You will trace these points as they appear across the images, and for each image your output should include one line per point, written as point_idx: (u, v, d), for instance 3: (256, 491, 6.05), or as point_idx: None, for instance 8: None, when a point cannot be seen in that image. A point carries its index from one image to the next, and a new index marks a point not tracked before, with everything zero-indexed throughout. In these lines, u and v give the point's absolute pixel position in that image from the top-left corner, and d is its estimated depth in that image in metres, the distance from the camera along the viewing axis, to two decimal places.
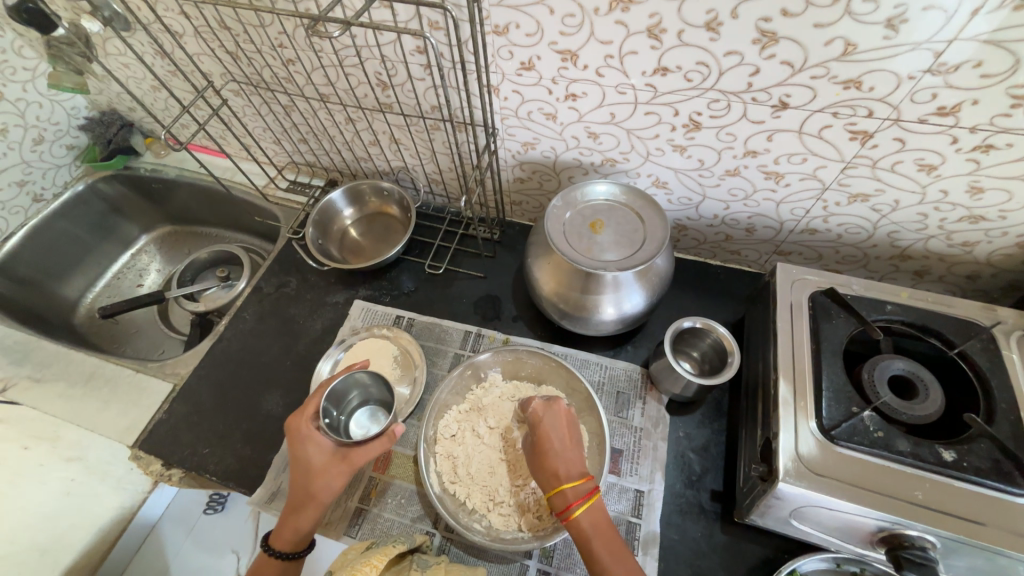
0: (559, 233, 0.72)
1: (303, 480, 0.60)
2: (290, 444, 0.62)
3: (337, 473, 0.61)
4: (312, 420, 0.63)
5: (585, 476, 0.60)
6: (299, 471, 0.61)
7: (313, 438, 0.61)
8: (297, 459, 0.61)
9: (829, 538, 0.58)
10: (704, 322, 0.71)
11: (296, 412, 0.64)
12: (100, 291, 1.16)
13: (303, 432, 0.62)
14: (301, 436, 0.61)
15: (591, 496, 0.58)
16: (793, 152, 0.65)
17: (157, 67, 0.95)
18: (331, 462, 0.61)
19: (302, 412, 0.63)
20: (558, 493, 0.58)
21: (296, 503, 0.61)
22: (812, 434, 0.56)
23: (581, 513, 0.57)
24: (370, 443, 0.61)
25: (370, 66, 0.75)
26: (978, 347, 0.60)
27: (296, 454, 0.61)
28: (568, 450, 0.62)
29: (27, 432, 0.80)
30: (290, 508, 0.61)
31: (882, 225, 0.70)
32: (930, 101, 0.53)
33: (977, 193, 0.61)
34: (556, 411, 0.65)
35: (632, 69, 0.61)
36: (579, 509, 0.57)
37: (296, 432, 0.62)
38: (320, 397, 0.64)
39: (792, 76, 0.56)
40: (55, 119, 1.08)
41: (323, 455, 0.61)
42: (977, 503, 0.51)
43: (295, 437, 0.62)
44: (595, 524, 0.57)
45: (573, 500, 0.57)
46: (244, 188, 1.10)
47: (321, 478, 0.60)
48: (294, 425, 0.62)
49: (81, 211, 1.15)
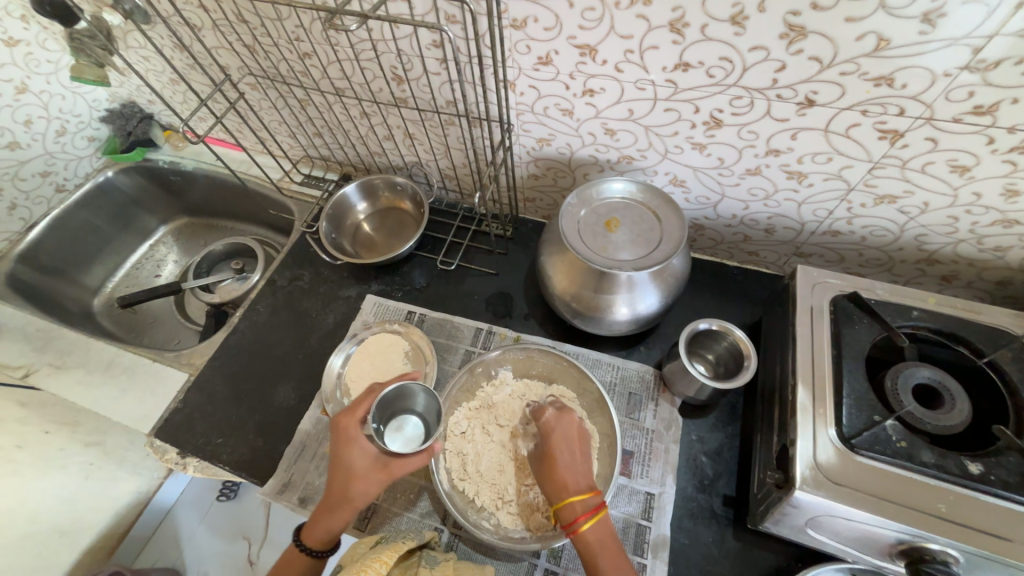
0: (573, 231, 0.71)
1: (342, 482, 0.60)
2: (335, 442, 0.61)
3: (378, 481, 0.60)
4: (361, 423, 0.62)
5: (593, 489, 0.60)
6: (339, 471, 0.60)
7: (360, 441, 0.60)
8: (340, 459, 0.61)
9: (845, 548, 0.57)
10: (720, 324, 0.70)
11: (344, 411, 0.63)
12: (120, 281, 1.19)
13: (351, 432, 0.61)
14: (348, 437, 0.61)
15: (598, 511, 0.58)
16: (817, 152, 0.63)
17: (176, 60, 0.96)
18: (372, 469, 0.60)
19: (352, 413, 0.63)
20: (565, 507, 0.58)
21: (331, 503, 0.60)
22: (831, 442, 0.54)
23: (587, 528, 0.57)
24: (412, 455, 0.60)
25: (386, 60, 0.75)
26: (1009, 356, 0.58)
27: (340, 453, 0.61)
28: (579, 463, 0.62)
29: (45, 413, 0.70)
30: (324, 507, 0.60)
31: (909, 228, 0.68)
32: (966, 100, 0.51)
33: (1012, 196, 0.58)
34: (567, 421, 0.65)
35: (653, 64, 0.60)
36: (586, 523, 0.57)
37: (344, 432, 0.61)
38: (370, 400, 0.63)
39: (819, 72, 0.54)
40: (77, 111, 1.10)
41: (366, 460, 0.60)
42: (1005, 518, 0.49)
43: (342, 436, 0.61)
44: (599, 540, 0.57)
45: (581, 513, 0.57)
46: (260, 182, 1.11)
47: (360, 483, 0.59)
48: (343, 424, 0.61)
49: (102, 202, 1.17)
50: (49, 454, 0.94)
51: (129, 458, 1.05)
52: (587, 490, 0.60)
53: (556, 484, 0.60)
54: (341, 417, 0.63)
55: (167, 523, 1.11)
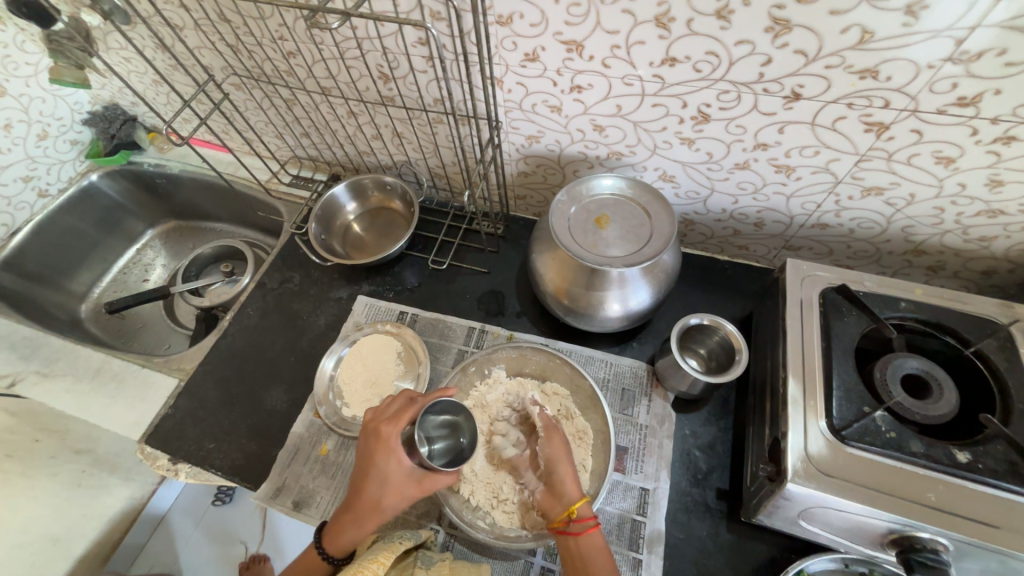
0: (564, 229, 0.70)
1: (377, 491, 0.59)
2: (372, 450, 0.59)
3: (411, 495, 0.59)
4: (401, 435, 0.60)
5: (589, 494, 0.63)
6: (374, 481, 0.59)
7: (399, 455, 0.58)
8: (376, 468, 0.59)
9: (838, 539, 0.58)
10: (711, 319, 0.70)
11: (385, 419, 0.61)
12: (107, 286, 1.17)
13: (391, 443, 0.59)
14: (388, 449, 0.59)
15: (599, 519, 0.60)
16: (805, 145, 0.63)
17: (158, 61, 0.94)
18: (406, 484, 0.59)
19: (393, 422, 0.60)
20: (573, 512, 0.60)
21: (361, 511, 0.59)
22: (822, 434, 0.55)
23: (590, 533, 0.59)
24: (446, 473, 0.59)
25: (372, 59, 0.74)
26: (995, 345, 0.58)
27: (377, 463, 0.59)
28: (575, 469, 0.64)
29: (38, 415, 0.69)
30: (354, 513, 0.60)
31: (896, 220, 0.69)
32: (949, 91, 0.51)
33: (996, 187, 0.59)
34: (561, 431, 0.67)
35: (640, 60, 0.60)
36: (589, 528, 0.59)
37: (385, 442, 0.59)
38: (412, 412, 0.61)
39: (805, 66, 0.54)
40: (58, 114, 1.08)
41: (402, 475, 0.58)
42: (993, 506, 0.49)
43: (382, 446, 0.59)
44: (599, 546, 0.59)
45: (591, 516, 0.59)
46: (248, 183, 1.10)
47: (396, 496, 0.58)
48: (385, 434, 0.59)
49: (86, 206, 1.15)
50: None
51: (121, 465, 1.03)
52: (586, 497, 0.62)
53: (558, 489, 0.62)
54: (381, 425, 0.60)
55: (159, 533, 1.07)
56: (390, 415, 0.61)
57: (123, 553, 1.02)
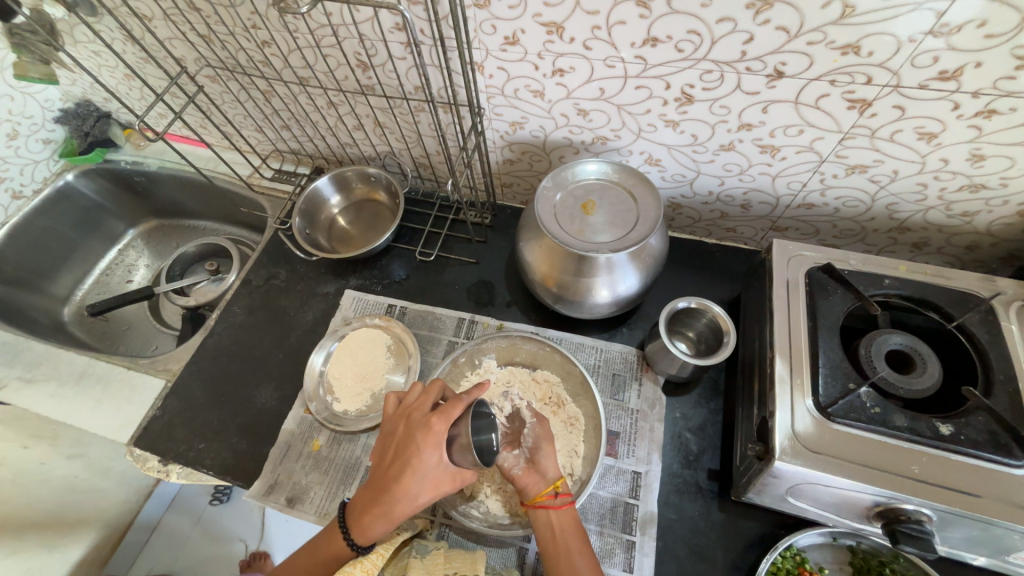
0: (551, 216, 0.70)
1: (414, 486, 0.55)
2: (417, 444, 0.55)
3: (449, 488, 0.56)
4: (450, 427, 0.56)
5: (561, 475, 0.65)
6: (415, 475, 0.55)
7: (445, 448, 0.55)
8: (418, 461, 0.55)
9: (826, 513, 0.59)
10: (699, 302, 0.70)
11: (437, 411, 0.56)
12: (90, 289, 1.15)
13: (441, 436, 0.55)
14: (435, 442, 0.55)
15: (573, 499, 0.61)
16: (789, 124, 0.62)
17: (128, 54, 0.91)
18: (444, 479, 0.56)
19: (444, 414, 0.56)
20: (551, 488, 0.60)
21: (395, 505, 0.55)
22: (809, 412, 0.55)
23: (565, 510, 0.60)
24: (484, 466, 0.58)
25: (349, 46, 0.72)
26: (977, 319, 0.59)
27: (421, 456, 0.55)
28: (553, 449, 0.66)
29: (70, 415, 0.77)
30: (386, 507, 0.55)
31: (881, 197, 0.69)
32: (931, 65, 0.51)
33: (978, 161, 0.59)
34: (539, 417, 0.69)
35: (621, 41, 0.59)
36: (565, 505, 0.60)
37: (434, 433, 0.55)
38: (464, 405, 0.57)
39: (787, 43, 0.53)
40: (28, 112, 1.04)
41: (445, 469, 0.55)
42: (975, 476, 0.50)
43: (429, 438, 0.55)
44: (572, 527, 0.59)
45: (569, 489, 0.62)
46: (228, 179, 1.07)
47: (433, 492, 0.55)
48: (436, 426, 0.55)
49: (64, 207, 1.12)
50: (29, 469, 0.92)
51: (114, 469, 1.02)
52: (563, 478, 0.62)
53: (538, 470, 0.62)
54: (429, 417, 0.57)
55: (159, 532, 1.08)
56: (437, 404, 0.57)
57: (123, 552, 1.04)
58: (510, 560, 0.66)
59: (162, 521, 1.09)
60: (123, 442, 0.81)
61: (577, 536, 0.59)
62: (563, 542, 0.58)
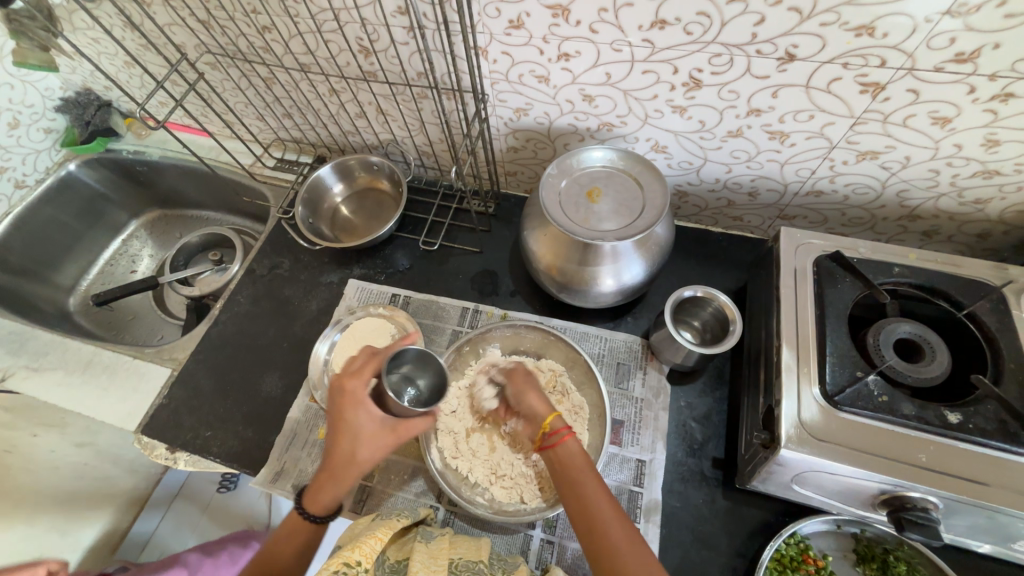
0: (555, 203, 0.69)
1: (349, 445, 0.57)
2: (339, 406, 0.58)
3: (387, 443, 0.58)
4: (368, 385, 0.59)
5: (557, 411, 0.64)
6: (346, 435, 0.57)
7: (369, 404, 0.58)
8: (347, 421, 0.58)
9: (830, 501, 0.59)
10: (706, 291, 0.70)
11: (349, 374, 0.60)
12: (95, 279, 1.15)
13: (359, 394, 0.58)
14: (355, 399, 0.58)
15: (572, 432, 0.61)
16: (799, 110, 0.61)
17: (128, 41, 0.90)
18: (379, 433, 0.58)
19: (357, 374, 0.59)
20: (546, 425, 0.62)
21: (336, 467, 0.57)
22: (816, 400, 0.55)
23: (566, 442, 0.60)
24: (420, 418, 0.59)
25: (351, 31, 0.71)
26: (988, 307, 0.58)
27: (347, 416, 0.58)
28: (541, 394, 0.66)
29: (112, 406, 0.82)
30: (329, 472, 0.57)
31: (892, 184, 0.68)
32: (947, 47, 0.50)
33: (992, 147, 0.58)
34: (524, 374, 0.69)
35: (629, 24, 0.57)
36: (564, 437, 0.60)
37: (351, 393, 0.58)
38: (377, 362, 0.60)
39: (799, 24, 0.52)
40: (28, 101, 1.03)
41: (373, 423, 0.58)
42: (982, 464, 0.50)
43: (348, 399, 0.58)
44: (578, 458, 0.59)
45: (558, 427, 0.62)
46: (230, 168, 1.07)
47: (370, 446, 0.57)
48: (350, 386, 0.59)
49: (67, 196, 1.12)
50: (38, 457, 0.93)
51: (122, 456, 1.03)
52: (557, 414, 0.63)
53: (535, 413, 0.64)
54: (344, 380, 0.60)
55: (166, 521, 1.08)
56: (352, 368, 0.61)
57: (132, 540, 1.05)
58: (516, 547, 0.67)
59: (168, 510, 1.09)
60: (131, 430, 0.81)
61: (583, 466, 0.58)
62: (569, 473, 0.58)
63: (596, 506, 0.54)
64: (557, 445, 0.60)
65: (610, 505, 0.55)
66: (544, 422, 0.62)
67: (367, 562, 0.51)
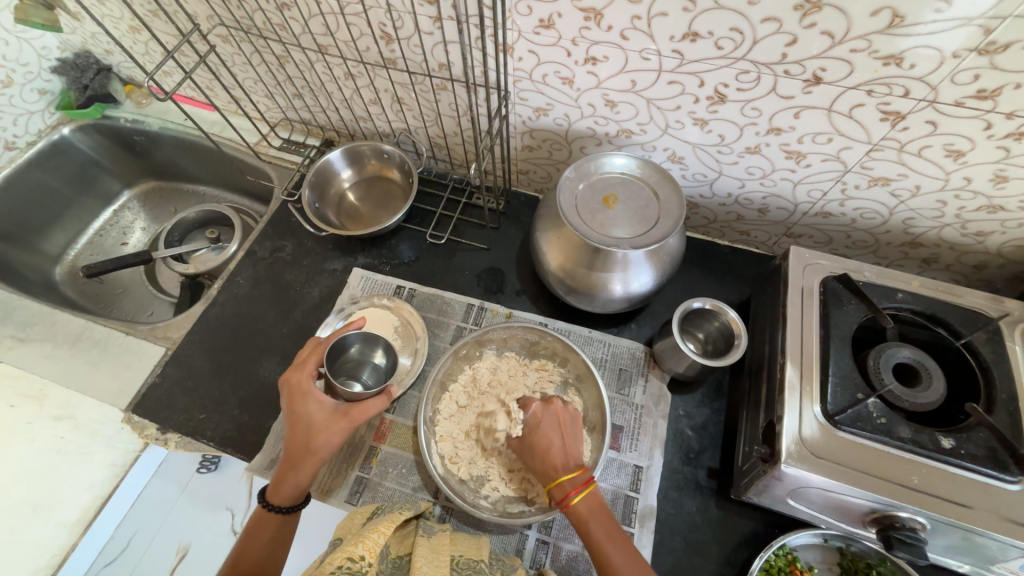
0: (571, 207, 0.69)
1: (303, 435, 0.60)
2: (288, 401, 0.62)
3: (338, 430, 0.61)
4: (312, 378, 0.63)
5: (581, 466, 0.61)
6: (299, 427, 0.61)
7: (315, 394, 0.62)
8: (298, 413, 0.61)
9: (821, 516, 0.60)
10: (714, 304, 0.71)
11: (293, 370, 0.64)
12: (83, 249, 1.11)
13: (303, 388, 0.62)
14: (301, 392, 0.62)
15: (590, 485, 0.59)
16: (818, 132, 0.62)
17: (137, 6, 0.87)
18: (331, 420, 0.61)
19: (301, 369, 0.64)
20: (556, 485, 0.59)
21: (294, 458, 0.60)
22: (816, 418, 0.56)
23: (580, 502, 0.58)
24: (372, 401, 0.62)
25: (375, 16, 0.69)
26: (984, 338, 0.60)
27: (297, 410, 0.61)
28: (568, 445, 0.62)
29: (129, 383, 0.81)
30: (288, 463, 0.60)
31: (899, 212, 0.69)
32: (971, 83, 0.51)
33: (1001, 182, 0.60)
34: (552, 411, 0.65)
35: (660, 33, 0.57)
36: (578, 498, 0.58)
37: (296, 388, 0.62)
38: (317, 355, 0.65)
39: (830, 48, 0.52)
40: (23, 59, 1.00)
41: (323, 411, 0.61)
42: (970, 488, 0.52)
43: (295, 394, 0.62)
44: (596, 512, 0.58)
45: (571, 489, 0.58)
46: (234, 145, 1.04)
47: (322, 433, 0.60)
48: (294, 380, 0.63)
49: (58, 162, 1.08)
50: None
51: (103, 432, 0.85)
52: (576, 467, 0.61)
53: (547, 465, 0.61)
54: (289, 380, 0.63)
55: (137, 511, 0.90)
56: (298, 365, 0.65)
57: (93, 535, 0.86)
58: (511, 547, 0.68)
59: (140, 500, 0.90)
60: (119, 408, 0.80)
61: (603, 521, 0.57)
62: (588, 532, 0.57)
63: (614, 559, 0.55)
64: (571, 506, 0.58)
65: (627, 553, 0.55)
66: (554, 481, 0.59)
67: (370, 556, 0.50)
